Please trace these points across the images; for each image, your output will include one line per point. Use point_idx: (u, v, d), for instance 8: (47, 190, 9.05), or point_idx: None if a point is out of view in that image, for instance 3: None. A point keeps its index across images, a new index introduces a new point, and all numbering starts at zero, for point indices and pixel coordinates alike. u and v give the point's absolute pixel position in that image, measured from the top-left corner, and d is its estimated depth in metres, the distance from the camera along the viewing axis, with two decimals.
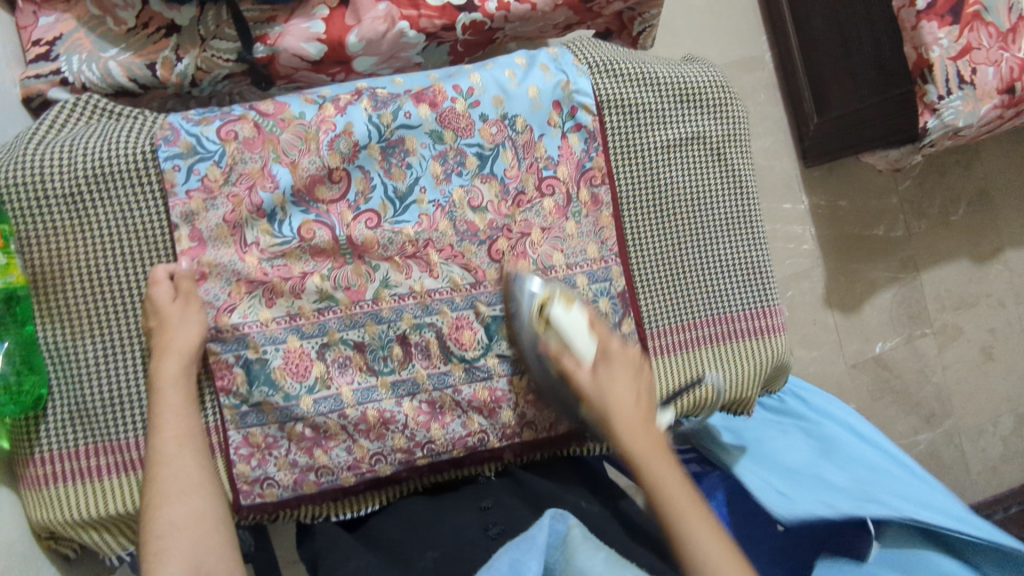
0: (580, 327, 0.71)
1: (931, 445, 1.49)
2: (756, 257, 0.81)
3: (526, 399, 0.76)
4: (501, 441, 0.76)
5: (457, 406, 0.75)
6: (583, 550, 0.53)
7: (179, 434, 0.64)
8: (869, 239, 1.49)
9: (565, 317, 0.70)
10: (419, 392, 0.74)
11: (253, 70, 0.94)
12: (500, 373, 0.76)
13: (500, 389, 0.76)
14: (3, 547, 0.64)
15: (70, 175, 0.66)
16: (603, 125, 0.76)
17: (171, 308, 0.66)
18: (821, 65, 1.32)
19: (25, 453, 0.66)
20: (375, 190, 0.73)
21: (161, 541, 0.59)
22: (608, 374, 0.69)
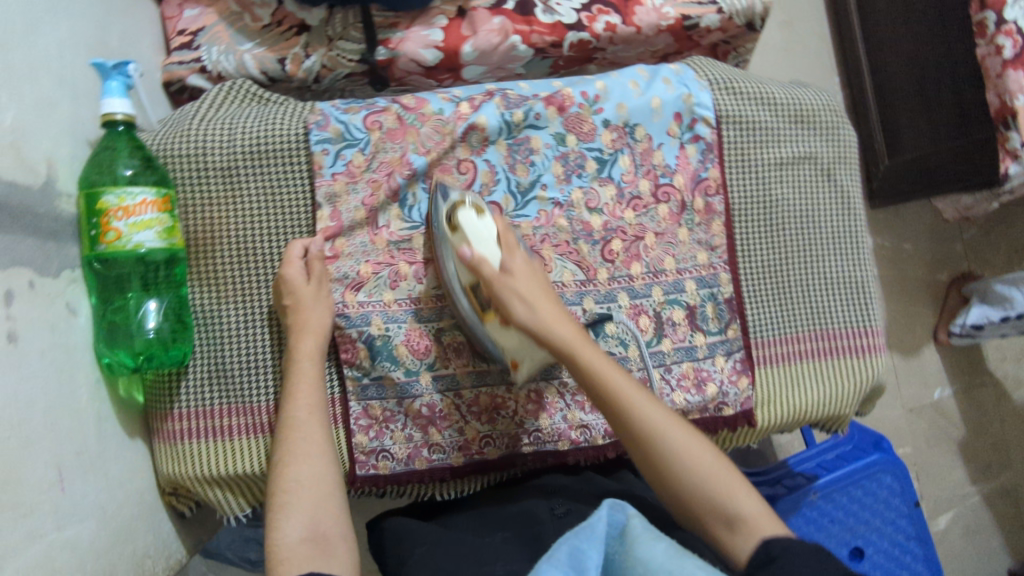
0: (487, 234, 0.67)
1: (986, 494, 1.48)
2: (860, 277, 0.84)
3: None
4: (604, 438, 0.78)
5: (562, 398, 0.77)
6: (644, 543, 0.49)
7: (311, 401, 0.66)
8: (935, 283, 1.50)
9: (471, 222, 0.67)
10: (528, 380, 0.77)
11: (373, 72, 0.96)
12: None
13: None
14: (136, 495, 0.68)
15: (229, 151, 0.70)
16: (721, 139, 0.80)
17: (304, 290, 0.68)
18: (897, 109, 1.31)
19: (163, 407, 0.70)
20: (499, 184, 0.77)
21: (286, 495, 0.59)
22: (515, 276, 0.65)
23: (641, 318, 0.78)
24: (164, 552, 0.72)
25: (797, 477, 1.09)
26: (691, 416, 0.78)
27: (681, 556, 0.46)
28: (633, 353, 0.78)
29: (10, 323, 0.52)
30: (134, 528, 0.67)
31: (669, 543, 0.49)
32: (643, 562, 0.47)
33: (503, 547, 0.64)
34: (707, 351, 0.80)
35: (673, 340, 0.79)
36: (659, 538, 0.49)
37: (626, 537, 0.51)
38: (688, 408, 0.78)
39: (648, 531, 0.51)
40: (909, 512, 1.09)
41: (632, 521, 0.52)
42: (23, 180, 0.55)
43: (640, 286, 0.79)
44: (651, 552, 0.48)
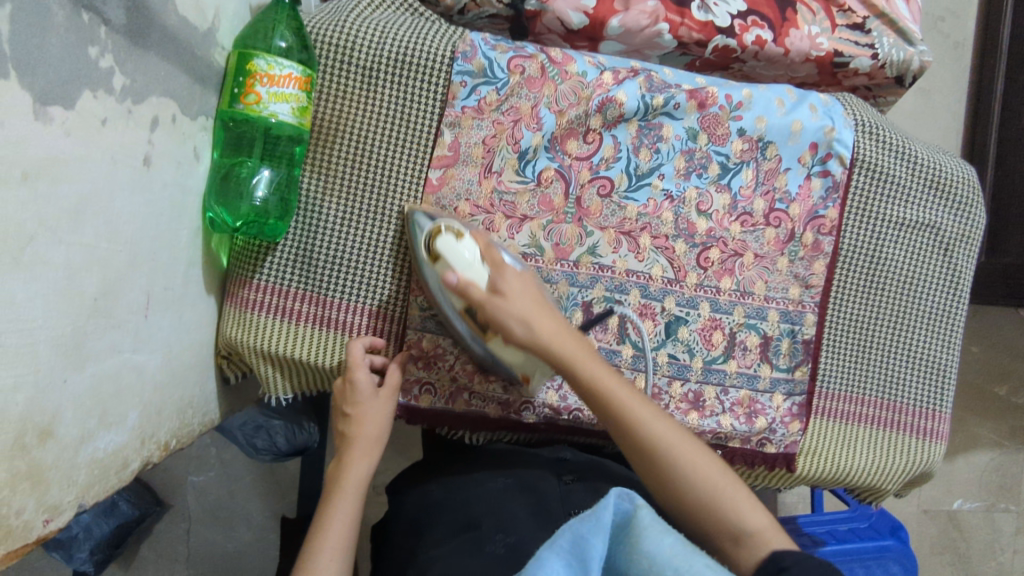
0: (471, 256, 0.63)
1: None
2: (944, 359, 0.81)
3: (679, 405, 0.77)
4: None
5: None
6: (652, 541, 0.46)
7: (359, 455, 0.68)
8: (988, 394, 1.49)
9: (450, 248, 0.63)
10: None
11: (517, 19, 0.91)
12: (664, 371, 0.78)
13: (659, 387, 0.77)
14: (196, 348, 0.70)
15: (377, 52, 0.71)
16: (849, 182, 0.78)
17: (372, 401, 0.70)
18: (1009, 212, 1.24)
19: (244, 275, 0.72)
20: (619, 160, 0.76)
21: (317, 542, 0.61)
22: (508, 292, 0.63)
23: (716, 333, 0.78)
24: (202, 409, 0.75)
25: (803, 537, 1.08)
26: (730, 441, 0.78)
27: (693, 556, 0.45)
28: (698, 364, 0.78)
29: (149, 148, 0.53)
30: (186, 376, 0.69)
31: (676, 537, 0.47)
32: (650, 558, 0.45)
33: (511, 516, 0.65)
34: (769, 385, 0.78)
35: (739, 364, 0.78)
36: (666, 528, 0.47)
37: (631, 527, 0.48)
38: (732, 433, 0.78)
39: (658, 523, 0.48)
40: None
41: (640, 511, 0.49)
42: (193, 19, 0.58)
43: (724, 301, 0.78)
44: (660, 548, 0.46)
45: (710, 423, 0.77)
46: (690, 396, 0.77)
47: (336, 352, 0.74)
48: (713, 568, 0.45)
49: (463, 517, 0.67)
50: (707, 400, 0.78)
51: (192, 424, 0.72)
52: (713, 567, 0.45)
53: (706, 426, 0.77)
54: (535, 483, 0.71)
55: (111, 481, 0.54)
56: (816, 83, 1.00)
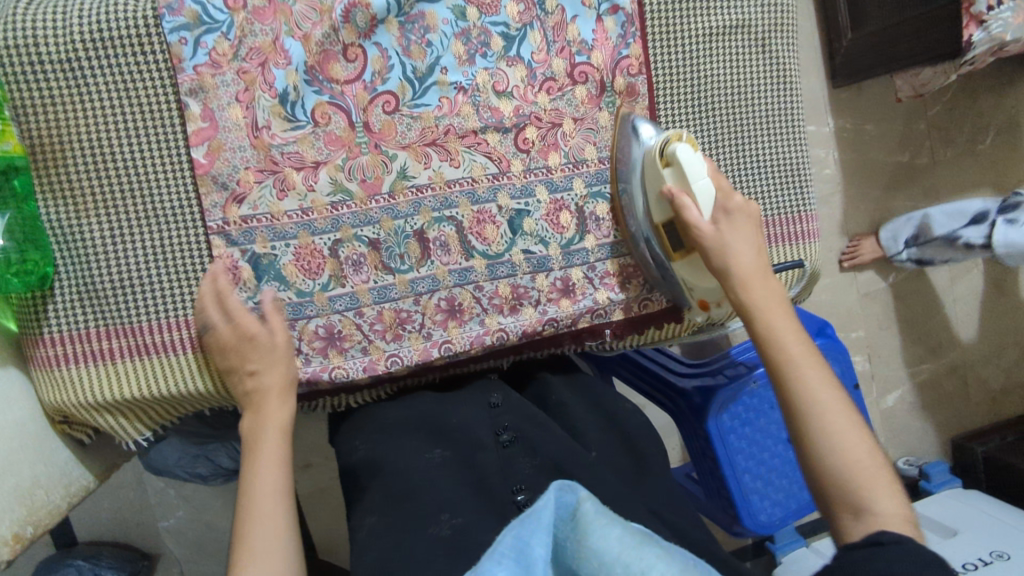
0: (701, 171, 0.65)
1: (926, 369, 1.56)
2: (796, 158, 0.79)
3: (550, 297, 0.74)
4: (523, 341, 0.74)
5: (477, 304, 0.73)
6: (595, 532, 0.44)
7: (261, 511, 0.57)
8: (893, 165, 1.48)
9: (685, 155, 0.65)
10: (439, 288, 0.72)
11: None
12: (524, 269, 0.74)
13: (524, 286, 0.74)
14: (15, 430, 0.64)
15: (64, 39, 0.60)
16: (642, 8, 0.71)
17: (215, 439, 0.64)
18: None
19: (33, 333, 0.64)
20: (392, 69, 0.68)
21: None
22: (733, 231, 0.65)
23: (562, 214, 0.74)
24: (62, 482, 0.70)
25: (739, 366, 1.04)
26: (613, 316, 0.77)
27: (640, 547, 0.42)
28: (555, 251, 0.74)
29: None
30: (18, 461, 0.64)
31: (625, 529, 0.44)
32: (598, 557, 0.43)
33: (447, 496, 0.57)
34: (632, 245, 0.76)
35: (597, 237, 0.75)
36: (612, 522, 0.44)
37: (576, 522, 0.45)
38: (610, 307, 0.76)
39: (602, 514, 0.45)
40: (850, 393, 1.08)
41: (584, 507, 0.46)
42: None
43: (559, 178, 0.73)
44: (607, 542, 0.43)
45: (585, 305, 0.75)
46: (559, 284, 0.75)
47: (136, 378, 0.66)
48: (664, 559, 0.42)
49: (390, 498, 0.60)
50: (576, 284, 0.75)
51: (52, 502, 0.68)
52: (665, 556, 0.42)
53: (580, 310, 0.75)
54: (472, 453, 0.63)
55: None
56: None
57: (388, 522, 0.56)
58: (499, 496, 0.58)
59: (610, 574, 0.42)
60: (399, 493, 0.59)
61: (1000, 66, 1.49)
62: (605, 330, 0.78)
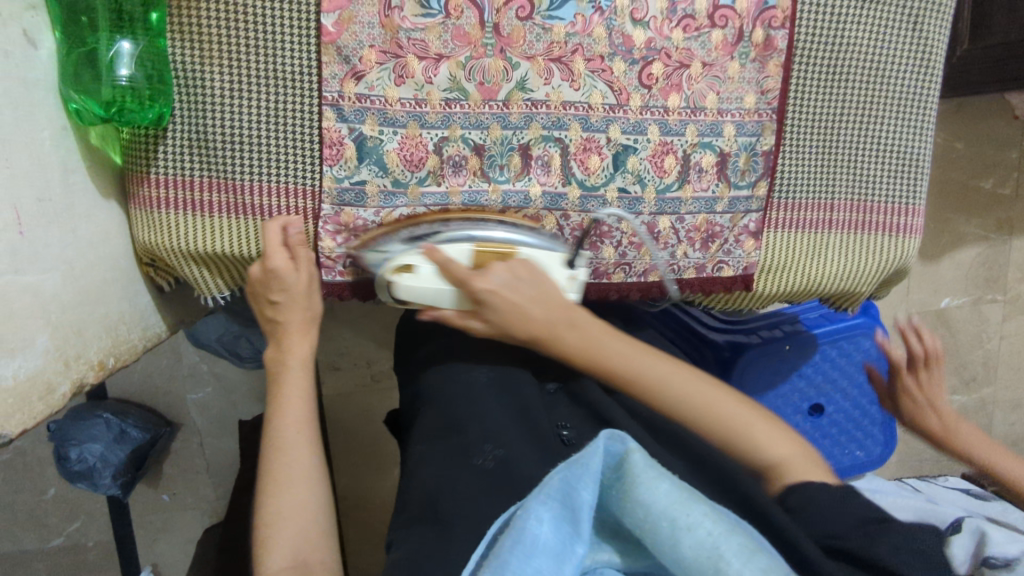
0: (434, 279, 0.65)
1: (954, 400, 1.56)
2: (917, 148, 0.76)
3: (630, 240, 0.75)
4: (592, 278, 0.76)
5: (560, 232, 0.74)
6: (643, 485, 0.43)
7: (300, 418, 0.61)
8: (978, 190, 1.43)
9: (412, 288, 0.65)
10: (528, 207, 0.72)
11: None
12: (615, 208, 0.73)
13: (608, 225, 0.74)
14: (109, 263, 0.65)
15: None
16: None
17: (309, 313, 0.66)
18: None
19: (141, 171, 0.65)
20: None
21: (268, 498, 0.56)
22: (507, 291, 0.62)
23: (668, 158, 0.72)
24: (140, 324, 0.72)
25: (774, 329, 1.04)
26: (684, 274, 0.77)
27: (689, 502, 0.42)
28: (649, 195, 0.73)
29: None
30: (109, 293, 0.65)
31: (673, 483, 0.43)
32: (644, 507, 0.42)
33: (494, 425, 0.60)
34: (727, 206, 0.75)
35: (695, 189, 0.74)
36: (661, 476, 0.44)
37: (623, 472, 0.45)
38: (686, 263, 0.77)
39: (651, 467, 0.45)
40: (880, 379, 1.09)
41: (631, 455, 0.45)
42: None
43: (674, 122, 0.71)
44: (655, 495, 0.42)
45: (664, 256, 0.76)
46: (643, 229, 0.75)
47: (231, 238, 0.68)
48: (712, 517, 0.41)
49: (446, 421, 0.62)
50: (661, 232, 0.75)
51: (131, 340, 0.70)
52: (712, 515, 0.41)
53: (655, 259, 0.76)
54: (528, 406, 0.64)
55: (33, 407, 0.55)
56: None
57: (444, 446, 0.59)
58: (543, 428, 0.62)
59: (656, 529, 0.41)
60: (449, 419, 0.62)
61: None
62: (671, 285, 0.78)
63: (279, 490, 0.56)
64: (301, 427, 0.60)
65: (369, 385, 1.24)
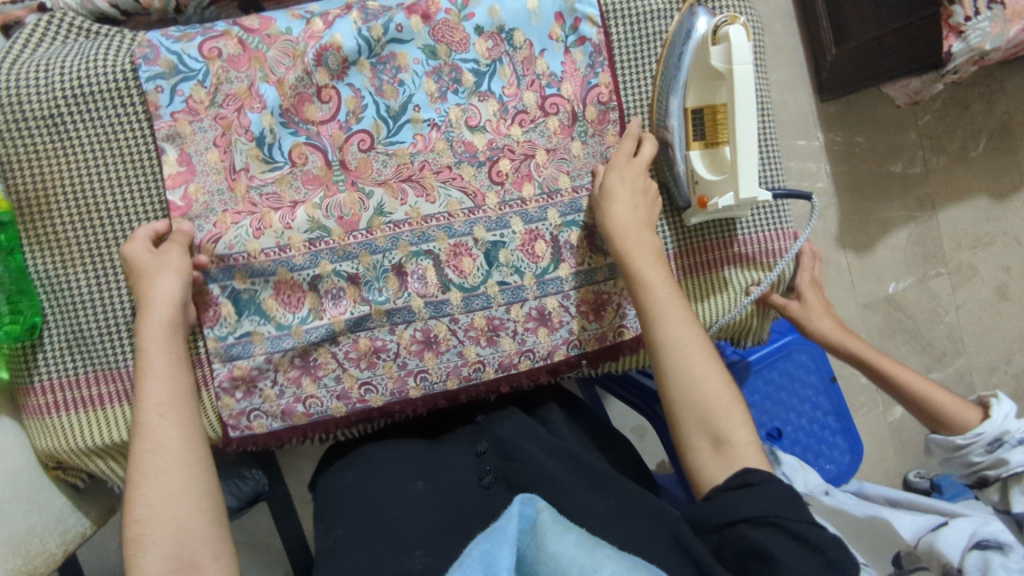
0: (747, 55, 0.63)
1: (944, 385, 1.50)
2: (772, 178, 0.80)
3: (526, 326, 0.74)
4: (499, 373, 0.74)
5: (454, 335, 0.72)
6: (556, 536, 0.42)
7: (162, 398, 0.58)
8: (886, 175, 1.47)
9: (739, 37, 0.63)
10: (414, 319, 0.71)
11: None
12: (499, 301, 0.73)
13: (499, 317, 0.73)
14: (9, 476, 0.66)
15: (47, 95, 0.63)
16: (609, 38, 0.73)
17: None
18: None
19: (26, 382, 0.66)
20: (366, 109, 0.69)
21: (139, 525, 0.52)
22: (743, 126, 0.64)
23: (537, 244, 0.73)
24: (59, 529, 0.71)
25: None
26: (587, 346, 0.76)
27: (593, 548, 0.41)
28: (530, 280, 0.73)
29: None
30: (11, 508, 0.65)
31: (581, 533, 0.43)
32: (554, 560, 0.41)
33: (421, 526, 0.61)
34: (607, 273, 0.75)
35: (571, 265, 0.74)
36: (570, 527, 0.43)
37: (536, 533, 0.43)
38: (585, 336, 0.75)
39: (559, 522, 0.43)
40: (825, 389, 1.09)
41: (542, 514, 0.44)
42: None
43: (534, 210, 0.73)
44: (563, 546, 0.41)
45: (562, 334, 0.75)
46: (534, 313, 0.74)
47: (120, 424, 0.67)
48: (614, 558, 0.41)
49: (375, 524, 0.61)
50: (552, 313, 0.74)
51: (48, 549, 0.69)
52: (617, 557, 0.42)
53: (557, 339, 0.75)
54: (457, 489, 0.66)
55: None
56: None
57: (359, 535, 0.60)
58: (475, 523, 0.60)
59: None
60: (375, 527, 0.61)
61: (987, 71, 1.47)
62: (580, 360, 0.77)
63: (146, 479, 0.54)
64: (166, 409, 0.58)
65: None
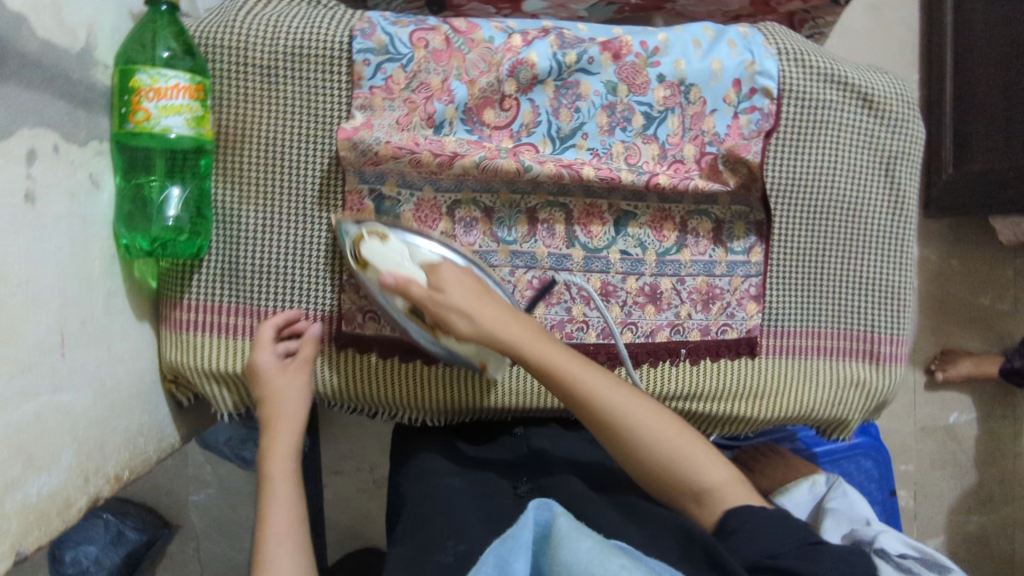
0: (401, 254, 0.63)
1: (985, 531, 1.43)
2: (897, 282, 0.81)
3: (636, 300, 0.77)
4: (599, 338, 0.76)
5: (567, 291, 0.76)
6: (569, 544, 0.43)
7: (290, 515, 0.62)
8: (973, 305, 1.43)
9: (379, 248, 0.62)
10: (535, 267, 0.75)
11: None
12: (617, 270, 0.76)
13: (613, 285, 0.76)
14: (136, 377, 0.70)
15: (271, 47, 0.68)
16: (779, 112, 0.75)
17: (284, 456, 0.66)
18: (972, 130, 1.24)
19: (173, 295, 0.71)
20: (539, 125, 0.74)
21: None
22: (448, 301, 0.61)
23: (666, 225, 0.77)
24: (158, 436, 0.74)
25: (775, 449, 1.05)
26: (689, 334, 0.78)
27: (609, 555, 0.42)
28: (651, 257, 0.77)
29: (30, 183, 0.51)
30: (132, 408, 0.68)
31: (595, 541, 0.43)
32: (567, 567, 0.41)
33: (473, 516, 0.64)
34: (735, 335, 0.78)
35: (693, 252, 0.77)
36: (584, 533, 0.44)
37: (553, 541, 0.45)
38: (690, 323, 0.78)
39: (577, 529, 0.44)
40: (883, 501, 1.07)
41: (559, 520, 0.46)
42: (61, 42, 0.54)
43: (669, 244, 0.77)
44: (576, 556, 0.42)
45: (667, 316, 0.77)
46: (647, 290, 0.77)
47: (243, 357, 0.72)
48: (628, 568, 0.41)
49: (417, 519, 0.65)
50: (664, 293, 0.77)
51: (148, 452, 0.71)
52: (630, 567, 0.41)
53: (662, 319, 0.77)
54: (492, 495, 0.69)
55: (53, 523, 0.54)
56: (750, 19, 0.89)
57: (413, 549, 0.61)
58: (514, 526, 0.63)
59: None
60: None
61: None
62: (679, 350, 0.77)
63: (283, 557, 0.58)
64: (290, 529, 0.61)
65: (369, 495, 1.19)
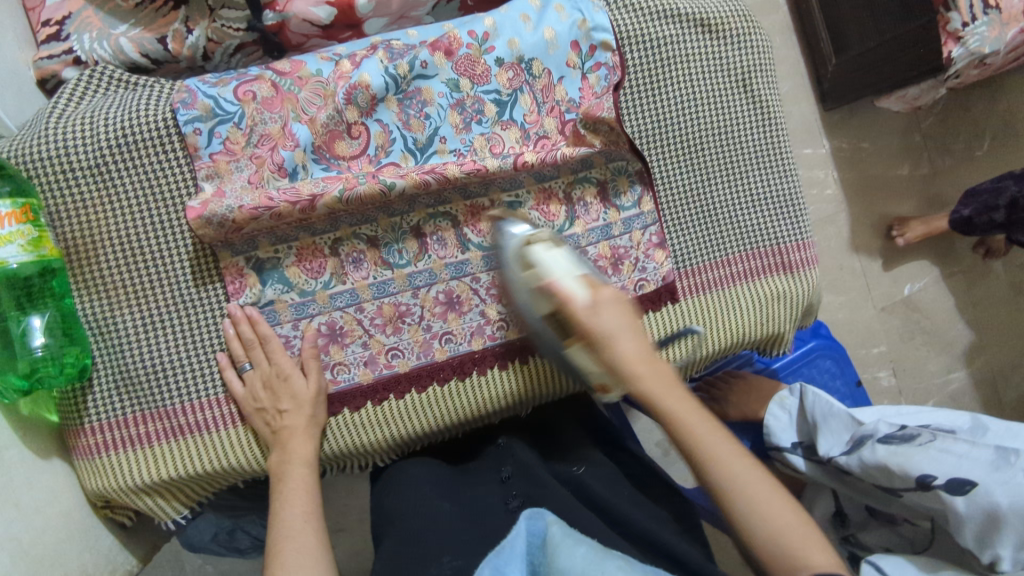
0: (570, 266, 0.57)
1: (968, 389, 1.43)
2: (789, 189, 0.81)
3: None
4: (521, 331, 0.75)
5: (475, 295, 0.74)
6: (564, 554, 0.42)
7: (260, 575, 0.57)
8: (894, 178, 1.44)
9: (544, 254, 0.58)
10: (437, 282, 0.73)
11: (264, 40, 0.79)
12: None
13: None
14: (62, 517, 0.67)
15: (95, 145, 0.65)
16: (624, 60, 0.75)
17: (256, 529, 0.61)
18: (841, 15, 1.25)
19: (75, 424, 0.67)
20: (394, 142, 0.72)
21: None
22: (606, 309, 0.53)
23: (551, 203, 0.76)
24: (107, 566, 0.72)
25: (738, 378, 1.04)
26: None
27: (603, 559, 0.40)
28: None
29: None
30: (66, 551, 0.66)
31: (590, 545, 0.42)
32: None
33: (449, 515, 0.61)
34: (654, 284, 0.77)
35: (586, 221, 0.77)
36: (578, 539, 0.42)
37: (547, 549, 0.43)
38: None
39: (570, 535, 0.43)
40: (853, 394, 1.08)
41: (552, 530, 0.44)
42: None
43: (560, 220, 0.76)
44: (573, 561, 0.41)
45: None
46: None
47: (158, 463, 0.69)
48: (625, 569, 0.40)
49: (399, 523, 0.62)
50: None
51: None
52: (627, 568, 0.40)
53: None
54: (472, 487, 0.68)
55: None
56: None
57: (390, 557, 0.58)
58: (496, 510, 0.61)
59: None
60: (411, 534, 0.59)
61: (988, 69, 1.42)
62: None
63: None
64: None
65: None
